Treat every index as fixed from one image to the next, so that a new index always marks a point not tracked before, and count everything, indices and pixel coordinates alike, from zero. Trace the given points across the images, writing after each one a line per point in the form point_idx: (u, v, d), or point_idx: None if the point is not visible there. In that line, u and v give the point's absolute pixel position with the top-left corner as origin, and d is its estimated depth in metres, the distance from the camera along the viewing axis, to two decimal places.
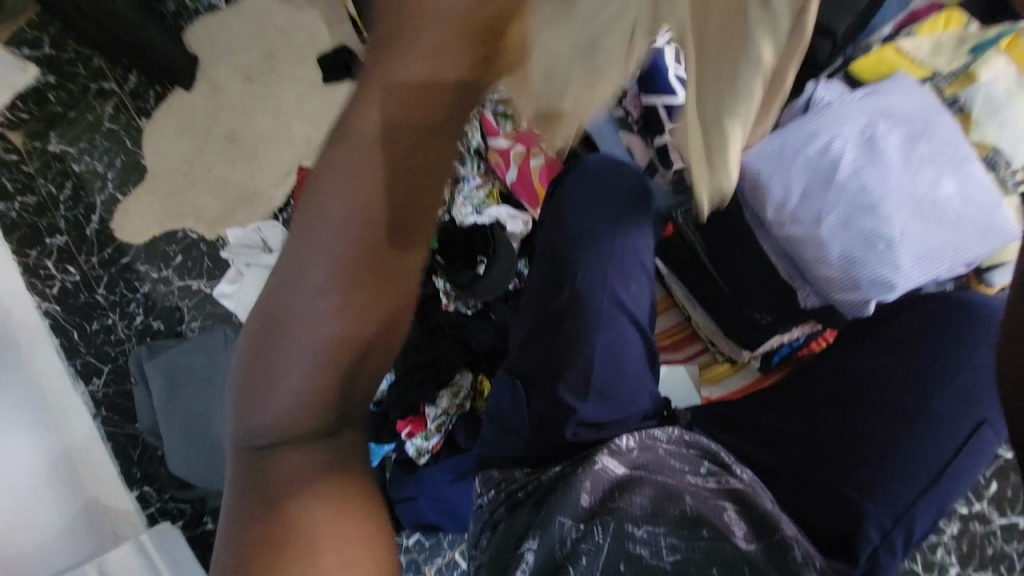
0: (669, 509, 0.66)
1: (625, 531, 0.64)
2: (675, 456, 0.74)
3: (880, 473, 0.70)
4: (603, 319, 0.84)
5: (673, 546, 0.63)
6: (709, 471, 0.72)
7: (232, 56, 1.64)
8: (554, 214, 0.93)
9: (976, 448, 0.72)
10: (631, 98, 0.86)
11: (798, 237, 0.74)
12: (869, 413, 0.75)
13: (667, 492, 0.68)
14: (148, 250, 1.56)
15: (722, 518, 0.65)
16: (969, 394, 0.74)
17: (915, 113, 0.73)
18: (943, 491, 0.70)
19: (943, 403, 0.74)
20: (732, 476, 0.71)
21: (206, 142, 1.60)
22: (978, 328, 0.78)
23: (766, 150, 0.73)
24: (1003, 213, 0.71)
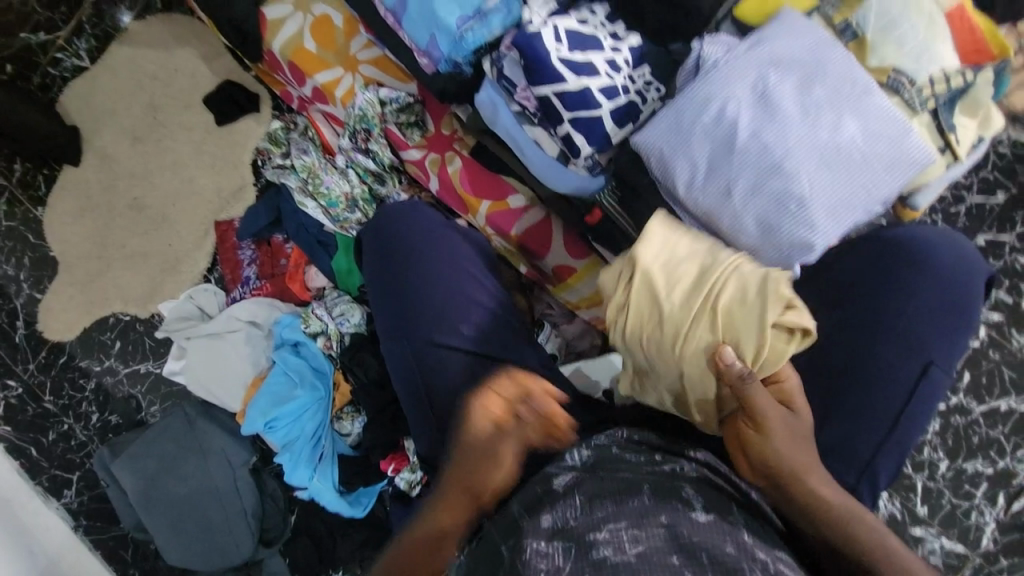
0: (628, 503, 0.66)
1: (586, 539, 0.61)
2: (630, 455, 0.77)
3: (840, 437, 0.77)
4: (469, 370, 0.91)
5: (635, 538, 0.61)
6: (663, 460, 0.76)
7: (114, 117, 1.51)
8: (392, 281, 0.98)
9: (927, 389, 0.78)
10: (524, 90, 0.82)
11: (712, 211, 0.71)
12: (821, 378, 0.79)
13: (626, 487, 0.68)
14: (83, 344, 1.47)
15: (683, 496, 0.68)
16: (911, 339, 0.78)
17: (806, 54, 0.69)
18: (902, 437, 0.77)
19: (890, 354, 0.78)
20: (685, 462, 0.76)
21: (111, 217, 1.49)
22: (907, 263, 0.81)
23: (662, 128, 0.71)
24: (914, 143, 0.68)
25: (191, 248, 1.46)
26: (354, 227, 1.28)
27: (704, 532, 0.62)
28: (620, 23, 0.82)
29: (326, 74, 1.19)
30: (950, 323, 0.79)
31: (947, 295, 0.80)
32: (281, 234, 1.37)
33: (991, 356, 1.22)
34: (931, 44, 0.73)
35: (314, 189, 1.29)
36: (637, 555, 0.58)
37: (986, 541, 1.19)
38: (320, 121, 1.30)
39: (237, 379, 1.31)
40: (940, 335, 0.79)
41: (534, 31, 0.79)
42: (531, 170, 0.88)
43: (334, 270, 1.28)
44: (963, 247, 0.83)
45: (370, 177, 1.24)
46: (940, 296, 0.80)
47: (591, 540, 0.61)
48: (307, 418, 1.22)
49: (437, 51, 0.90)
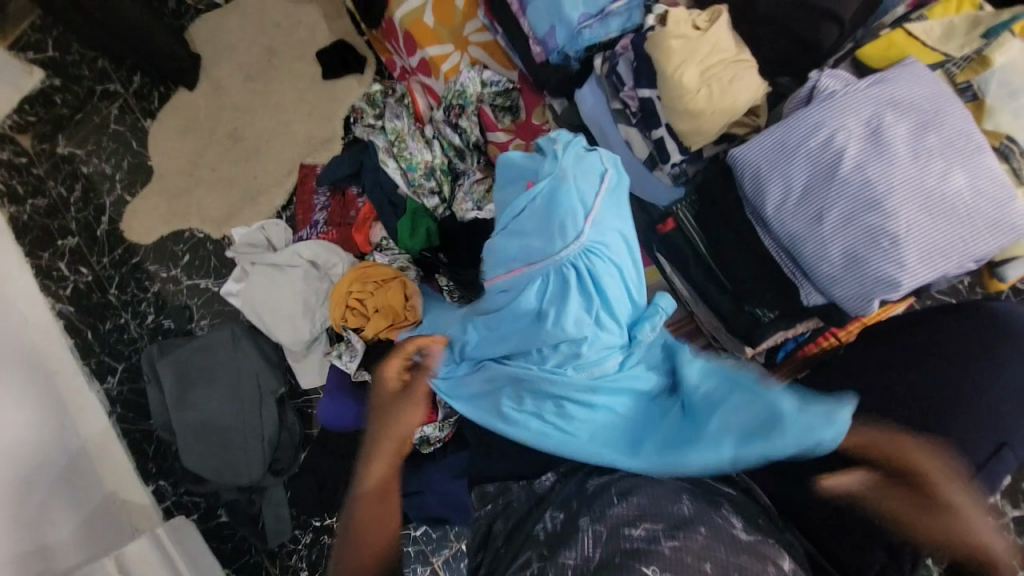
0: (668, 506, 0.68)
1: (620, 532, 0.65)
2: None
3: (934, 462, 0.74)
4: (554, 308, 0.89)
5: (671, 537, 0.64)
6: (701, 476, 0.77)
7: (233, 54, 1.65)
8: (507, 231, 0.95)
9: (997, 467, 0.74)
10: (630, 90, 0.85)
11: (796, 232, 0.65)
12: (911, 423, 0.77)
13: (666, 492, 0.71)
14: (156, 250, 1.58)
15: (722, 512, 0.69)
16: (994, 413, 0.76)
17: (926, 102, 0.64)
18: None
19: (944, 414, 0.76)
20: (726, 483, 0.76)
21: (209, 142, 1.62)
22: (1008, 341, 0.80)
23: (764, 143, 0.67)
24: (1016, 211, 0.61)
25: (271, 184, 1.55)
26: (425, 194, 1.35)
27: (743, 554, 0.64)
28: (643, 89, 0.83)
29: (436, 48, 1.28)
30: None
31: None
32: (356, 188, 1.45)
33: None
34: None
35: (398, 153, 1.37)
36: (672, 553, 0.62)
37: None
38: (418, 92, 1.40)
39: (290, 311, 1.37)
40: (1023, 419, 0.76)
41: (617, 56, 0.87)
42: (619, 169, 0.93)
43: (398, 231, 1.36)
44: None
45: (452, 152, 1.33)
46: None
47: (625, 535, 0.65)
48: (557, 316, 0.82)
49: (553, 41, 0.94)
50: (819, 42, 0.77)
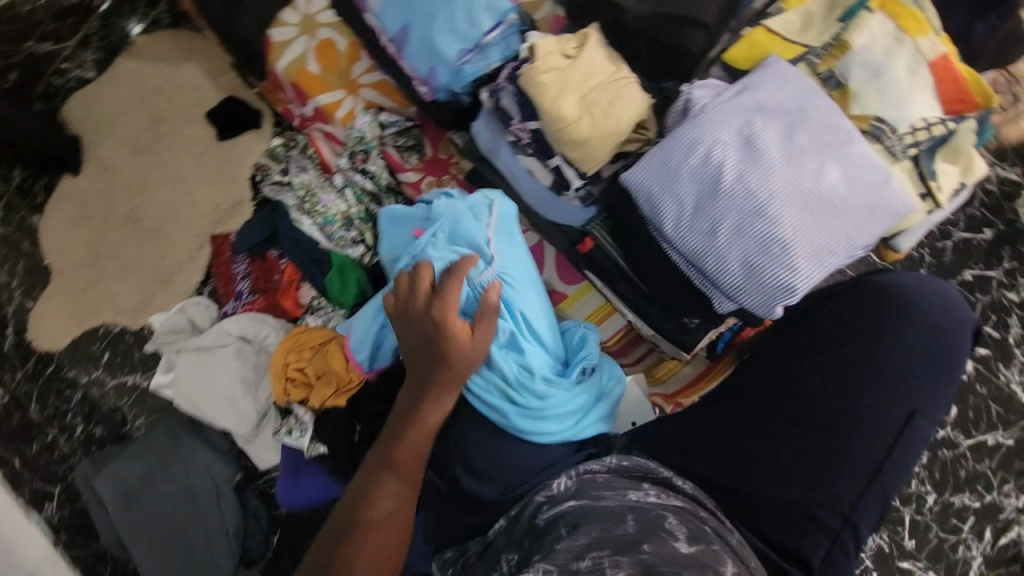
0: (612, 531, 0.68)
1: (568, 565, 0.64)
2: (617, 486, 0.77)
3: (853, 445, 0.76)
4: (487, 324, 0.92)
5: (616, 563, 0.63)
6: (650, 488, 0.77)
7: (116, 129, 1.54)
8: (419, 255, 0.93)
9: (910, 437, 0.77)
10: (518, 124, 0.84)
11: (696, 249, 0.65)
12: (829, 407, 0.78)
13: (611, 516, 0.70)
14: (71, 354, 1.46)
15: (666, 527, 0.69)
16: (902, 385, 0.78)
17: (790, 103, 0.65)
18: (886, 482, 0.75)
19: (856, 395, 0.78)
20: (675, 491, 0.78)
21: (108, 228, 1.50)
22: (912, 305, 0.81)
23: (650, 165, 0.66)
24: (892, 192, 0.62)
25: (185, 261, 1.45)
26: (349, 245, 1.30)
27: (689, 564, 0.63)
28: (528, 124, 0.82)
29: (327, 96, 1.23)
30: (937, 370, 0.79)
31: (934, 341, 0.79)
32: (275, 250, 1.38)
33: (974, 390, 1.30)
34: (911, 94, 0.69)
35: (312, 208, 1.31)
36: None
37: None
38: (320, 140, 1.33)
39: (228, 394, 1.29)
40: (926, 384, 0.78)
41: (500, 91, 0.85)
42: (526, 198, 0.92)
43: (328, 288, 1.30)
44: (947, 296, 0.82)
45: (366, 197, 1.27)
46: (929, 347, 0.79)
47: (574, 569, 0.64)
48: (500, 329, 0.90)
49: (436, 80, 0.92)
50: (691, 48, 0.78)
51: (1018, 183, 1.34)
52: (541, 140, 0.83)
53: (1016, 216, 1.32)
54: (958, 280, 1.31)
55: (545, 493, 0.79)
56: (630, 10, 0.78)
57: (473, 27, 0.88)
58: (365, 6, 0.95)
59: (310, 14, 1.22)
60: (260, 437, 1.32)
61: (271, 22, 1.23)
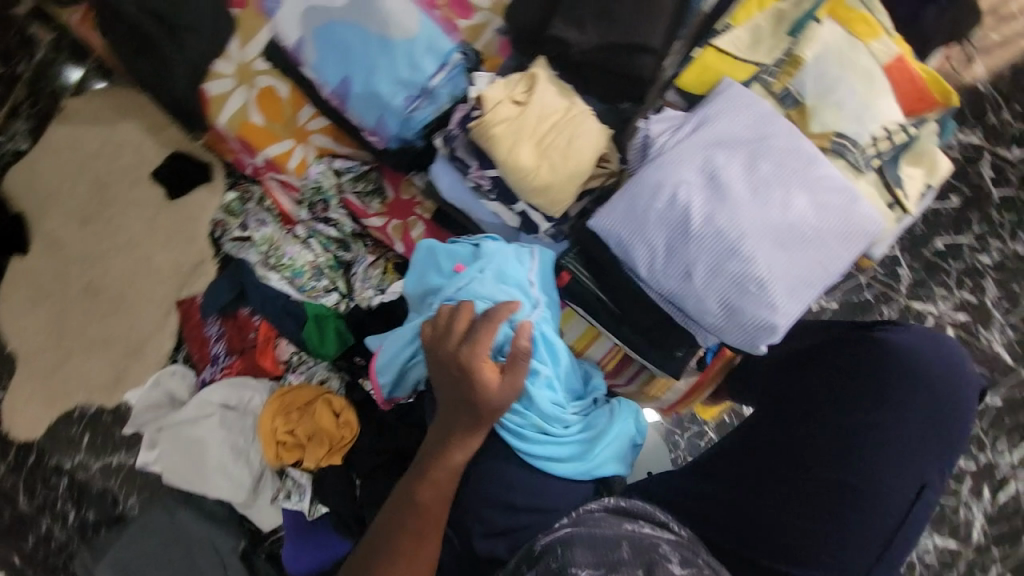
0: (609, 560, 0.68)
1: None
2: (614, 520, 0.77)
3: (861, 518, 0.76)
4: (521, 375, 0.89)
5: None
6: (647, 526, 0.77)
7: (60, 200, 1.46)
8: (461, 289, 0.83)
9: (918, 509, 0.76)
10: (477, 171, 0.81)
11: (673, 293, 0.64)
12: (833, 475, 0.79)
13: (605, 545, 0.71)
14: (50, 441, 1.40)
15: (659, 553, 0.71)
16: (907, 460, 0.78)
17: (752, 132, 0.63)
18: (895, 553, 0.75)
19: (861, 464, 0.78)
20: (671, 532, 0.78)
21: (67, 306, 1.43)
22: (915, 377, 0.81)
23: (617, 213, 0.64)
24: (861, 212, 0.61)
25: (154, 330, 1.40)
26: (322, 294, 1.26)
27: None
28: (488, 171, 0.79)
29: (276, 147, 1.18)
30: (940, 438, 0.79)
31: (936, 409, 0.80)
32: (246, 308, 1.33)
33: None
34: (870, 103, 0.67)
35: (277, 262, 1.27)
36: None
37: (979, 539, 1.29)
38: (276, 191, 1.27)
39: (219, 464, 1.25)
40: (931, 457, 0.78)
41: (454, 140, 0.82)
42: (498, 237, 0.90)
43: (306, 341, 1.24)
44: (950, 362, 0.83)
45: (333, 244, 1.25)
46: (933, 418, 0.79)
47: None
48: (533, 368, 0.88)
49: (386, 130, 0.88)
50: (644, 74, 0.76)
51: (981, 147, 1.34)
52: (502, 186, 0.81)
53: (981, 180, 1.34)
54: (929, 250, 1.34)
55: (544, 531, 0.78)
56: (576, 44, 0.75)
57: (416, 72, 0.85)
58: (299, 57, 0.90)
59: (245, 63, 1.17)
60: (259, 502, 1.27)
61: (205, 76, 1.18)
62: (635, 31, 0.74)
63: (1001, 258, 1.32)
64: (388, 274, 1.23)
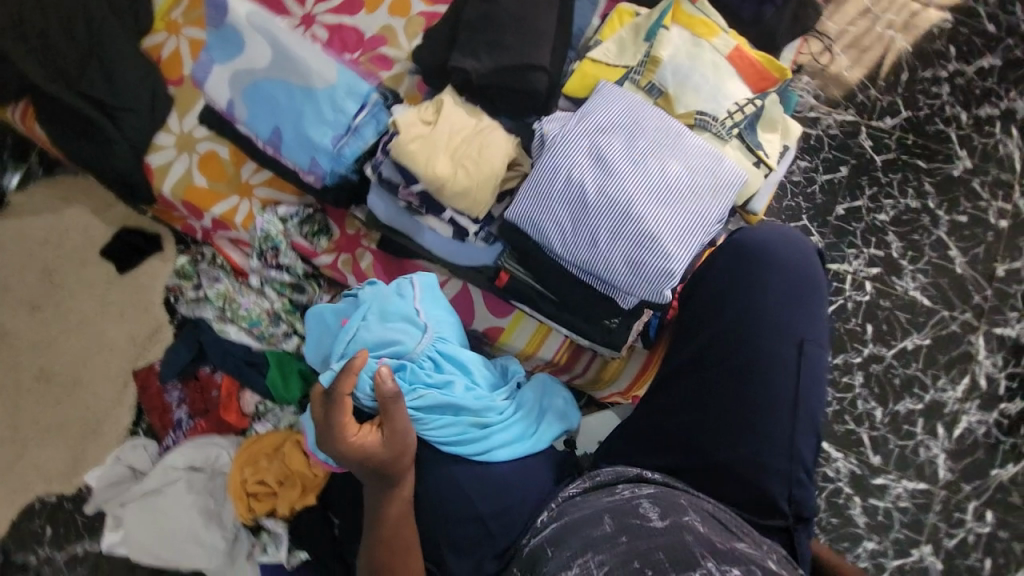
0: (591, 534, 0.71)
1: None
2: (592, 496, 0.80)
3: (766, 414, 0.84)
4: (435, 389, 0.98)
5: (600, 560, 0.66)
6: (623, 488, 0.81)
7: (7, 290, 1.46)
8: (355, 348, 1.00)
9: (808, 368, 0.86)
10: (405, 189, 0.89)
11: (586, 262, 0.72)
12: (741, 392, 0.85)
13: (590, 521, 0.74)
14: (9, 540, 1.32)
15: (640, 511, 0.74)
16: (784, 332, 0.86)
17: (624, 118, 0.75)
18: (807, 420, 0.84)
19: (757, 367, 0.85)
20: (646, 483, 0.81)
21: (18, 396, 1.39)
22: (766, 266, 0.89)
23: (524, 202, 0.73)
24: (725, 168, 0.73)
25: (112, 405, 1.37)
26: (282, 340, 1.28)
27: (661, 536, 0.68)
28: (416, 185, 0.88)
29: (222, 205, 1.25)
30: (805, 302, 0.89)
31: (794, 283, 0.89)
32: (207, 366, 1.33)
33: (883, 306, 1.45)
34: (720, 85, 0.81)
35: (233, 314, 1.30)
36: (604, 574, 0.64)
37: (943, 473, 1.36)
38: (226, 248, 1.32)
39: (189, 531, 1.21)
40: (801, 317, 0.88)
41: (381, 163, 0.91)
42: (436, 252, 0.97)
43: (270, 388, 1.26)
44: (795, 236, 0.93)
45: (287, 290, 1.27)
46: (794, 288, 0.89)
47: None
48: (448, 382, 0.99)
49: (320, 168, 0.96)
50: (537, 84, 0.87)
51: (857, 122, 1.54)
52: (430, 197, 0.89)
53: (864, 150, 1.53)
54: (833, 216, 1.50)
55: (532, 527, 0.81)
56: (473, 70, 0.87)
57: (340, 114, 0.96)
58: (232, 117, 0.99)
59: (185, 133, 1.25)
60: (238, 565, 1.20)
61: (147, 150, 1.25)
62: (523, 53, 0.86)
63: (897, 214, 1.49)
64: None
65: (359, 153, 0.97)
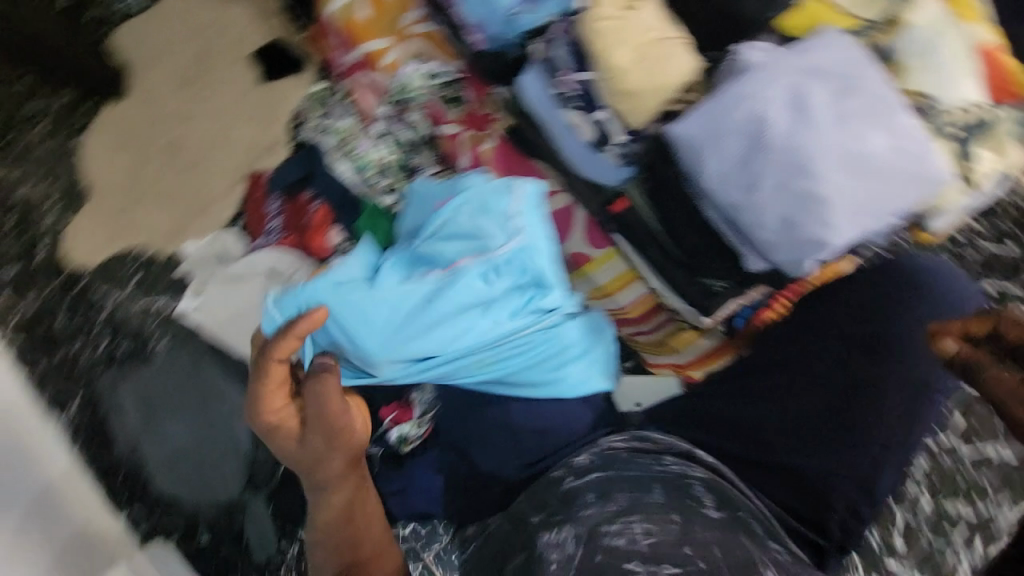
0: (643, 500, 0.72)
1: (599, 530, 0.68)
2: (637, 458, 0.80)
3: (858, 438, 0.85)
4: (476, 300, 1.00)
5: (647, 530, 0.67)
6: (671, 463, 0.79)
7: (163, 60, 1.57)
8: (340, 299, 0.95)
9: (925, 411, 0.83)
10: (569, 75, 0.86)
11: (733, 206, 0.68)
12: (839, 410, 0.86)
13: (640, 487, 0.74)
14: (104, 272, 1.50)
15: (695, 493, 0.75)
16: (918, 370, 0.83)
17: (838, 65, 0.67)
18: (900, 457, 0.84)
19: (870, 394, 0.85)
20: (695, 466, 0.79)
21: (147, 156, 1.54)
22: (922, 298, 0.86)
23: (693, 121, 0.68)
24: (928, 158, 0.65)
25: (219, 195, 1.50)
26: (381, 193, 1.31)
27: (717, 528, 0.69)
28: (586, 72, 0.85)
29: (375, 44, 1.28)
30: None
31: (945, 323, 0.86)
32: (308, 191, 1.41)
33: None
34: (957, 75, 0.76)
35: (347, 152, 1.34)
36: (649, 545, 0.65)
37: None
38: (361, 91, 1.33)
39: (251, 322, 1.34)
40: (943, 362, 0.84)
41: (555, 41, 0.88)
42: (564, 156, 0.91)
43: (357, 232, 1.33)
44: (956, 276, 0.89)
45: (403, 147, 1.30)
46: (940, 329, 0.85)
47: (604, 533, 0.68)
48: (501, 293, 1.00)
49: (490, 29, 0.94)
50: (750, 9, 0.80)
51: None
52: (591, 92, 0.86)
53: None
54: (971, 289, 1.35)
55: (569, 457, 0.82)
56: None
57: None
58: None
59: None
60: None
61: None
62: None
63: None
64: None
65: (533, 26, 0.93)
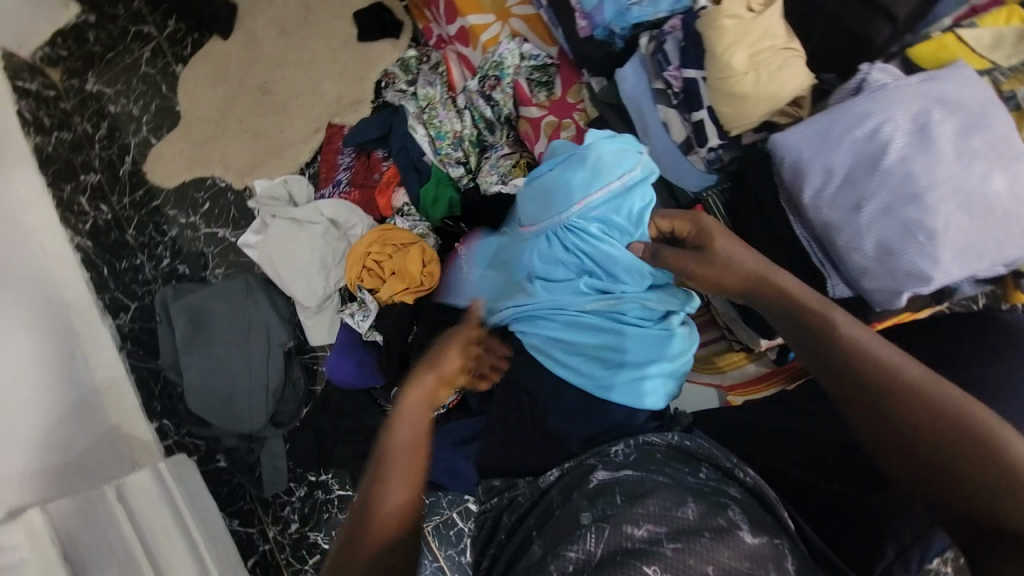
0: (673, 510, 0.66)
1: (624, 530, 0.64)
2: (674, 463, 0.75)
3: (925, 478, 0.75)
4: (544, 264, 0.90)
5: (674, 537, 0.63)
6: (708, 476, 0.75)
7: (270, 7, 1.65)
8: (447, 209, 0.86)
9: None
10: (674, 70, 0.86)
11: (833, 222, 0.73)
12: None
13: (672, 495, 0.68)
14: (178, 195, 1.58)
15: (729, 513, 0.67)
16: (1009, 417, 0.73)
17: (973, 102, 0.69)
18: None
19: None
20: (731, 485, 0.74)
21: (237, 94, 1.61)
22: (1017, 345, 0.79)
23: (810, 133, 0.74)
24: None
25: (298, 140, 1.55)
26: (451, 164, 1.34)
27: (747, 559, 0.62)
28: (691, 70, 0.84)
29: (477, 17, 1.29)
30: None
31: None
32: (382, 151, 1.45)
33: None
34: None
35: (427, 118, 1.37)
36: (673, 552, 0.62)
37: None
38: (452, 61, 1.38)
39: (306, 266, 1.38)
40: None
41: (667, 34, 0.87)
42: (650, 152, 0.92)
43: (421, 197, 1.36)
44: None
45: (483, 123, 1.32)
46: None
47: (629, 534, 0.64)
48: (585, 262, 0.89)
49: (600, 15, 0.94)
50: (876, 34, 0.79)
51: None
52: (693, 91, 0.85)
53: None
54: None
55: (603, 446, 0.79)
56: None
57: None
58: None
59: None
60: (321, 314, 1.40)
61: None
62: None
63: None
64: (517, 169, 1.28)
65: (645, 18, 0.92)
